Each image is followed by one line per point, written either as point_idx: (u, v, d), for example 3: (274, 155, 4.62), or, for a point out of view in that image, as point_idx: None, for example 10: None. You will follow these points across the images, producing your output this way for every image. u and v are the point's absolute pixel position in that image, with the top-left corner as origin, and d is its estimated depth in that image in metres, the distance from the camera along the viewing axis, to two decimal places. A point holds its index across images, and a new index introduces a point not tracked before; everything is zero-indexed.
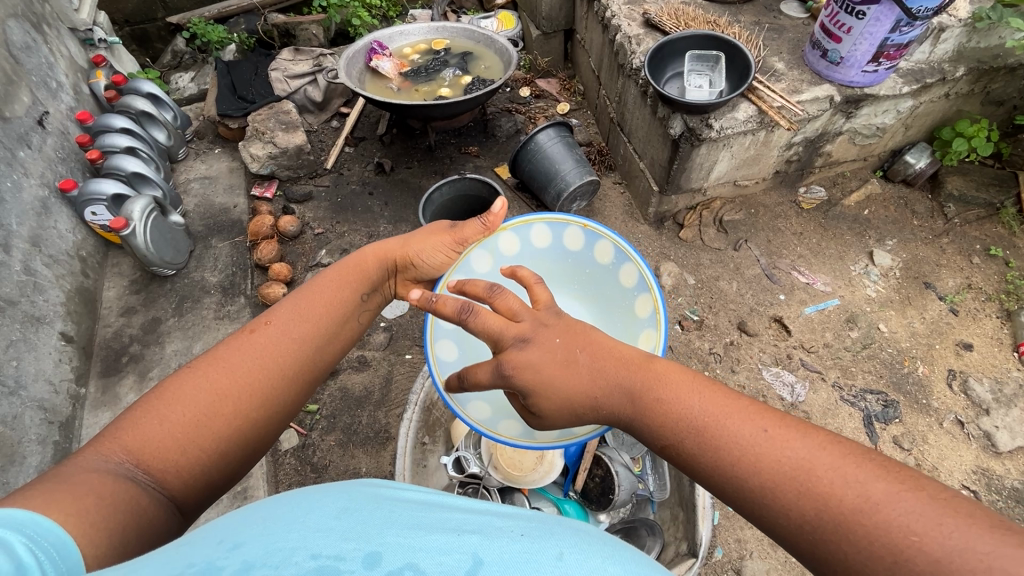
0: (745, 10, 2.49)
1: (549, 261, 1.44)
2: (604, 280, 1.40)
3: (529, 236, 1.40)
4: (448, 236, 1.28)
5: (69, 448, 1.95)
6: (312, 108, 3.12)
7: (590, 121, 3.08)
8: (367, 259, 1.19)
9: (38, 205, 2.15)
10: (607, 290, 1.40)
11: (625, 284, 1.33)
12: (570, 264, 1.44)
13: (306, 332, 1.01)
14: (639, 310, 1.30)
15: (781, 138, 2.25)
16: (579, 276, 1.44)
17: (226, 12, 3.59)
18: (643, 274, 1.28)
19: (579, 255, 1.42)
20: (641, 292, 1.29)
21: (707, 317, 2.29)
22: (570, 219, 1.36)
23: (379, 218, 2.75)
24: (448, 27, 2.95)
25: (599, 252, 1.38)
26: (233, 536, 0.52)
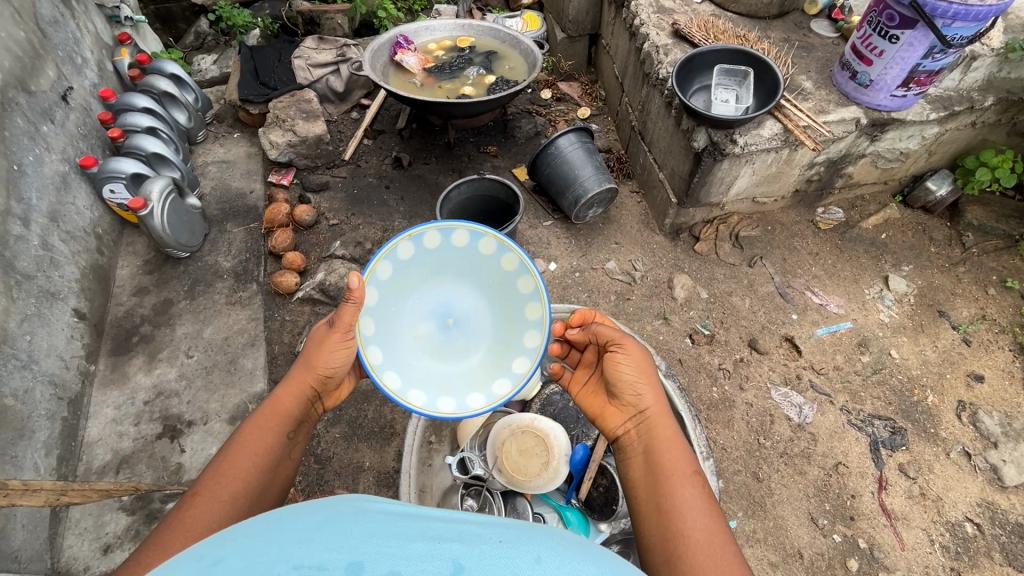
0: (774, 26, 2.48)
1: (405, 285, 1.43)
2: (458, 257, 1.46)
3: (382, 276, 1.37)
4: (337, 333, 1.23)
5: (77, 424, 1.96)
6: (333, 98, 3.12)
7: (610, 127, 3.07)
8: (282, 399, 1.21)
9: (58, 180, 2.15)
10: (466, 261, 1.46)
11: (471, 243, 1.42)
12: (420, 271, 1.44)
13: (237, 489, 1.04)
14: (498, 256, 1.42)
15: (804, 157, 2.24)
16: (431, 274, 1.47)
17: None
18: (477, 228, 1.39)
19: (414, 261, 1.42)
20: (486, 239, 1.41)
21: (718, 332, 2.28)
22: (396, 240, 1.36)
23: (395, 212, 2.75)
24: (474, 25, 2.94)
25: (428, 241, 1.40)
26: (213, 552, 0.51)
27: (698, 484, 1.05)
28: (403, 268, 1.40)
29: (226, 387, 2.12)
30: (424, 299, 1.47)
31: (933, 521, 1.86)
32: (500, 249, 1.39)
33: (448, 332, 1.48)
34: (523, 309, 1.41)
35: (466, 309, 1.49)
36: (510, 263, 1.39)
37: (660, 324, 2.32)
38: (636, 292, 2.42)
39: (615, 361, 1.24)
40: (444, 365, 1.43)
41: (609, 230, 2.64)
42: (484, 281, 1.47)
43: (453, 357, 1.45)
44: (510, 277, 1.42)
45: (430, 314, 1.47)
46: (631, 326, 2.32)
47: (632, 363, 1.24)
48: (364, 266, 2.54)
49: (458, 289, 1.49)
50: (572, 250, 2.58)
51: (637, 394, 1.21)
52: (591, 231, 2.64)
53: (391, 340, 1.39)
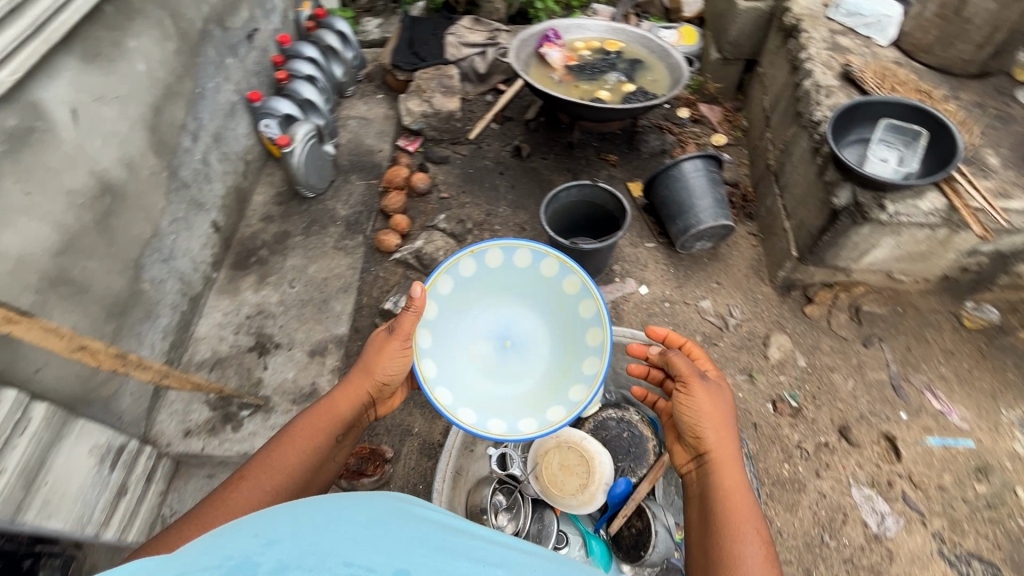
0: (969, 86, 2.16)
1: (465, 303, 1.49)
2: (517, 279, 1.50)
3: (442, 292, 1.42)
4: (393, 341, 1.25)
5: (191, 320, 2.24)
6: (473, 78, 3.23)
7: (743, 161, 2.88)
8: (339, 402, 1.24)
9: (228, 107, 2.44)
10: (524, 283, 1.50)
11: (532, 263, 1.47)
12: (480, 289, 1.50)
13: (278, 485, 1.10)
14: (559, 278, 1.45)
15: (965, 242, 1.94)
16: (491, 293, 1.51)
17: None
18: (538, 248, 1.43)
19: (475, 278, 1.48)
20: (547, 260, 1.45)
21: (807, 407, 2.07)
22: (457, 255, 1.41)
23: (502, 199, 2.80)
24: (627, 30, 2.88)
25: (489, 259, 1.46)
26: (267, 532, 0.56)
27: (759, 547, 1.00)
28: (465, 285, 1.46)
29: (314, 322, 2.30)
30: (482, 318, 1.51)
31: None
32: (561, 270, 1.43)
33: (505, 353, 1.51)
34: (582, 332, 1.41)
35: (524, 331, 1.52)
36: (570, 285, 1.42)
37: (743, 380, 2.15)
38: (726, 340, 2.26)
39: (682, 403, 1.20)
40: (499, 386, 1.45)
41: (713, 267, 2.48)
42: (543, 305, 1.49)
43: (508, 378, 1.47)
44: (569, 300, 1.44)
45: (489, 333, 1.51)
46: None
47: (698, 406, 1.18)
48: (461, 244, 2.63)
49: (516, 309, 1.52)
50: (668, 279, 2.47)
51: (699, 438, 1.17)
52: (693, 265, 2.51)
53: (447, 355, 1.42)
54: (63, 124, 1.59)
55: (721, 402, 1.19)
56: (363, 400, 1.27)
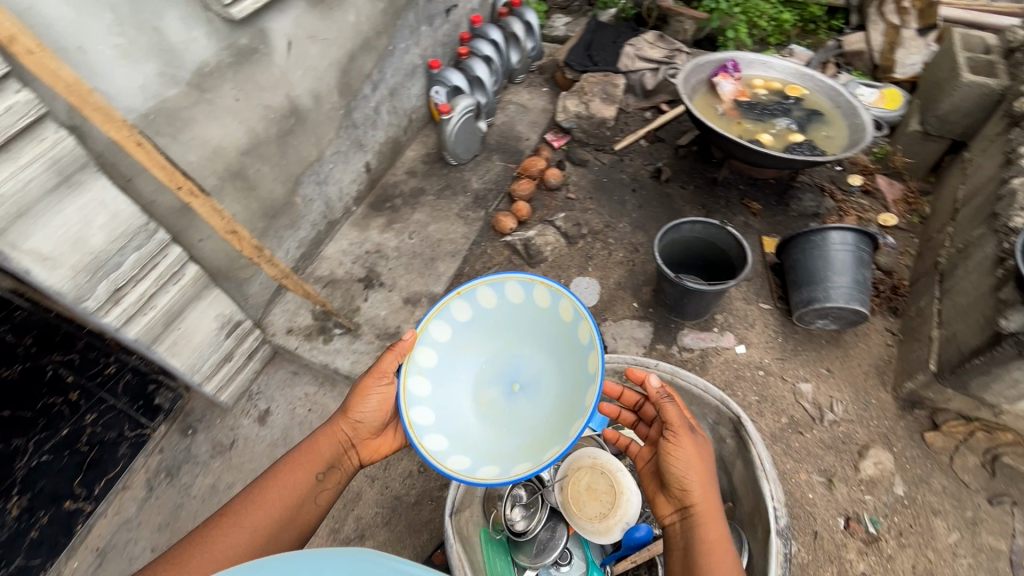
0: None
1: (462, 349, 1.39)
2: (519, 315, 1.39)
3: (434, 337, 1.34)
4: (367, 380, 1.32)
5: (323, 240, 2.56)
6: (638, 92, 3.21)
7: (909, 250, 2.52)
8: (319, 443, 1.33)
9: (410, 68, 2.72)
10: (524, 317, 1.39)
11: (528, 295, 1.36)
12: (476, 333, 1.40)
13: (259, 522, 1.19)
14: (554, 306, 1.34)
15: None
16: (490, 336, 1.41)
17: None
18: (525, 278, 1.33)
19: (474, 320, 1.39)
20: (540, 290, 1.35)
21: (887, 540, 1.78)
22: (446, 297, 1.33)
23: (625, 216, 2.77)
24: (817, 78, 2.65)
25: (481, 300, 1.37)
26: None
27: None
28: (461, 331, 1.38)
29: (417, 275, 2.50)
30: (483, 363, 1.41)
31: None
32: (553, 296, 1.31)
33: (511, 397, 1.37)
34: (585, 360, 1.26)
35: (531, 372, 1.39)
36: (565, 310, 1.30)
37: (818, 482, 1.91)
38: (815, 433, 2.02)
39: (670, 454, 1.19)
40: (503, 434, 1.30)
41: (829, 353, 2.22)
42: (549, 340, 1.37)
43: (514, 426, 1.32)
44: (571, 328, 1.31)
45: (495, 379, 1.39)
46: (784, 460, 1.97)
47: (685, 457, 1.18)
48: (571, 246, 2.66)
49: (519, 349, 1.41)
50: (771, 348, 2.26)
51: (685, 490, 1.17)
52: (806, 342, 2.27)
53: (445, 402, 1.32)
54: (278, 51, 1.91)
55: (704, 450, 1.20)
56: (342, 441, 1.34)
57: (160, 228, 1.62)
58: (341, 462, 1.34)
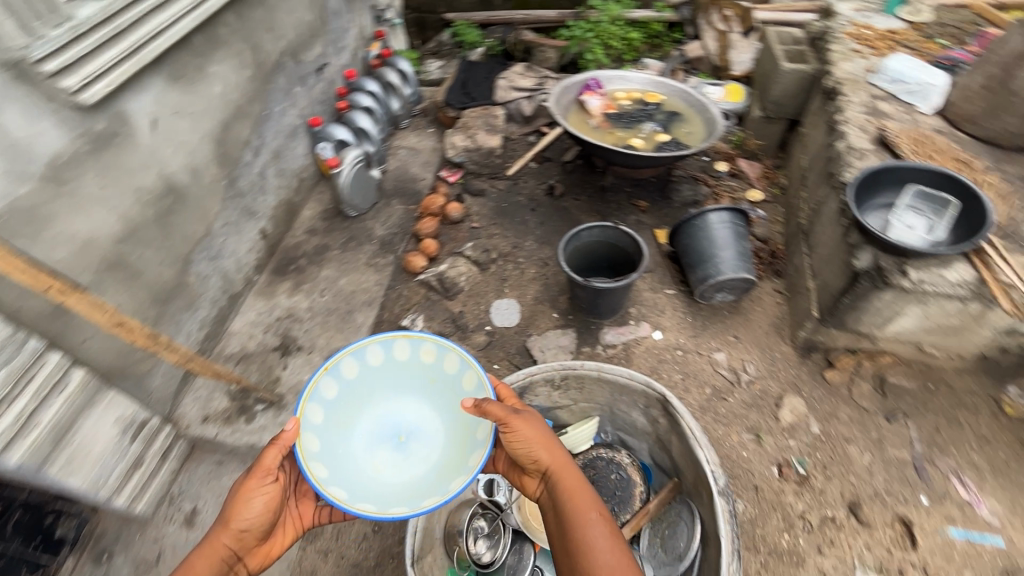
0: (1017, 160, 2.08)
1: (340, 421, 1.47)
2: (383, 373, 1.52)
3: (311, 423, 1.37)
4: (253, 477, 1.22)
5: (228, 315, 2.44)
6: (519, 119, 3.35)
7: (777, 218, 2.84)
8: (194, 566, 1.13)
9: (290, 129, 2.71)
10: (389, 371, 1.53)
11: (388, 354, 1.50)
12: (350, 403, 1.48)
13: None
14: (412, 354, 1.52)
15: (999, 321, 1.83)
16: (363, 402, 1.51)
17: (490, 21, 4.20)
18: (384, 338, 1.47)
19: (342, 393, 1.46)
20: (397, 344, 1.50)
21: (816, 477, 1.96)
22: (313, 382, 1.38)
23: (530, 234, 2.89)
24: (669, 84, 2.97)
25: (344, 373, 1.45)
26: None
27: (604, 522, 1.17)
28: (334, 407, 1.44)
29: (335, 331, 2.44)
30: (365, 428, 1.51)
31: None
32: (412, 345, 1.50)
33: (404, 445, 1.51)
34: (457, 387, 1.47)
35: (412, 419, 1.54)
36: (428, 353, 1.49)
37: (749, 439, 2.07)
38: (737, 396, 2.19)
39: (510, 440, 1.27)
40: (412, 474, 1.45)
41: (733, 321, 2.43)
42: (417, 383, 1.55)
43: (418, 466, 1.47)
44: (434, 366, 1.51)
45: (382, 437, 1.51)
46: (716, 428, 2.11)
47: (522, 436, 1.26)
48: (484, 272, 2.73)
49: (394, 403, 1.55)
50: (683, 328, 2.44)
51: (536, 462, 1.27)
52: (712, 316, 2.47)
53: (346, 474, 1.38)
54: (141, 130, 1.84)
55: (533, 420, 1.30)
56: (225, 559, 1.17)
57: (30, 335, 1.51)
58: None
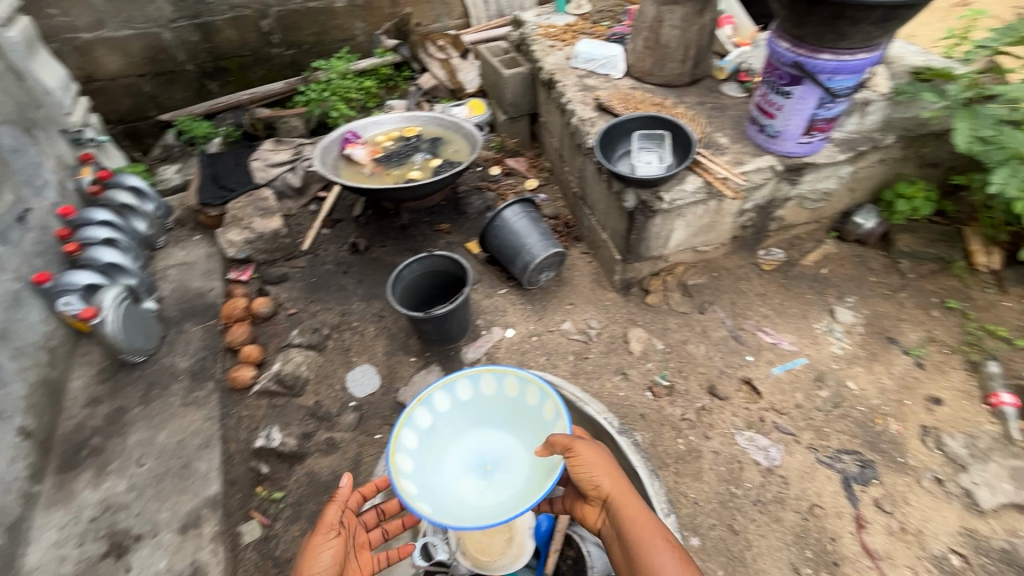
0: (689, 92, 2.72)
1: (432, 455, 1.46)
2: (538, 417, 1.48)
3: (409, 446, 1.39)
4: (315, 534, 1.28)
5: (14, 552, 1.85)
6: (291, 193, 3.25)
7: (557, 195, 3.24)
8: None
9: (9, 298, 2.18)
10: (529, 414, 1.49)
11: (480, 387, 1.53)
12: (443, 433, 1.49)
13: None
14: (500, 389, 1.53)
15: (731, 207, 2.38)
16: (455, 434, 1.52)
17: (215, 109, 3.94)
18: (472, 371, 1.51)
19: (435, 425, 1.48)
20: (483, 377, 1.52)
21: (677, 382, 2.28)
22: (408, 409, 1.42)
23: (354, 295, 2.80)
24: (419, 115, 3.15)
25: (438, 406, 1.48)
26: None
27: (669, 548, 1.20)
28: (428, 435, 1.45)
29: (178, 493, 2.03)
30: (452, 460, 1.48)
31: (919, 558, 1.80)
32: (500, 377, 1.51)
33: (491, 474, 1.45)
34: (541, 413, 1.45)
35: (498, 451, 1.50)
36: (513, 383, 1.49)
37: (620, 380, 2.32)
38: (594, 350, 2.44)
39: (576, 471, 1.28)
40: (505, 497, 1.36)
41: (564, 291, 2.70)
42: (505, 419, 1.53)
43: (508, 490, 1.38)
44: (519, 398, 1.50)
45: (466, 468, 1.46)
46: (591, 385, 2.32)
47: (587, 466, 1.27)
48: (323, 351, 2.55)
49: (472, 437, 1.52)
50: (528, 315, 2.63)
51: (599, 488, 1.28)
52: (546, 295, 2.71)
53: (439, 496, 1.35)
54: None
55: (594, 458, 1.28)
56: None
57: None
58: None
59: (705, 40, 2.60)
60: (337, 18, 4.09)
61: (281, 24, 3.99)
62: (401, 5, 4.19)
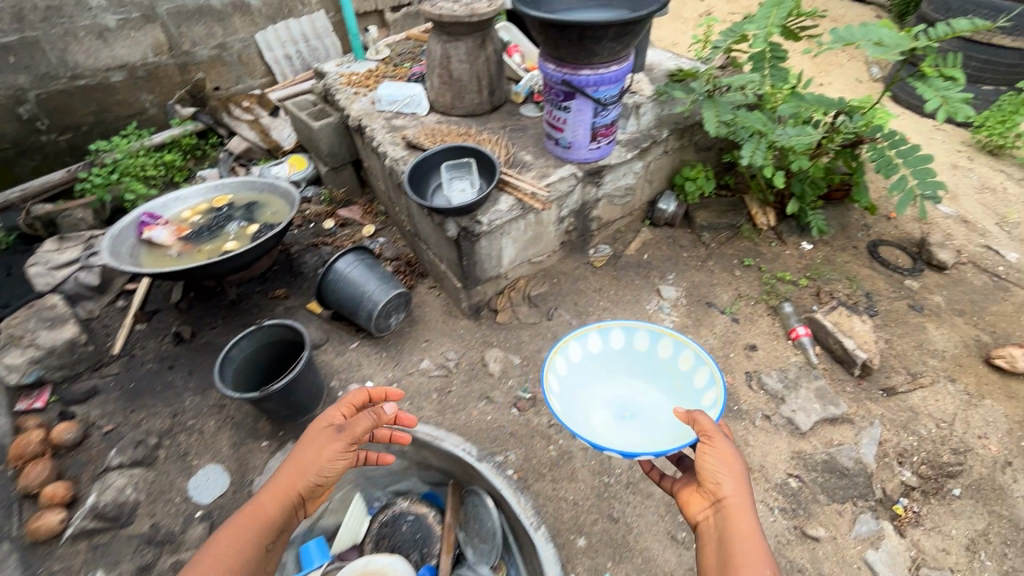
0: (492, 118, 2.87)
1: (567, 393, 2.04)
2: (684, 379, 2.01)
3: (570, 353, 2.08)
4: (343, 439, 1.54)
5: None
6: (88, 294, 2.82)
7: (396, 236, 3.21)
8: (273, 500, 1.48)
9: None
10: (676, 377, 2.04)
11: (631, 340, 2.13)
12: (576, 380, 2.07)
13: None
14: (672, 355, 2.06)
15: (550, 216, 2.53)
16: (608, 375, 2.14)
17: None
18: (653, 332, 2.08)
19: (601, 353, 2.13)
20: (662, 342, 2.07)
21: (539, 391, 2.35)
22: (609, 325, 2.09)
23: (185, 390, 2.48)
24: (227, 182, 2.93)
25: (591, 345, 2.12)
26: None
27: (766, 565, 1.25)
28: (582, 363, 2.10)
29: None
30: (609, 394, 2.10)
31: (766, 490, 2.03)
32: (652, 337, 2.09)
33: (620, 417, 2.02)
34: (696, 387, 1.94)
35: (636, 400, 2.09)
36: (667, 345, 2.06)
37: (485, 405, 2.32)
38: (456, 381, 2.42)
39: (702, 457, 1.42)
40: (634, 439, 1.91)
41: (418, 330, 2.66)
42: (662, 378, 2.08)
43: (643, 432, 1.95)
44: (683, 370, 2.02)
45: (609, 404, 2.07)
46: (458, 418, 2.29)
47: (716, 459, 1.40)
48: (155, 464, 2.22)
49: (625, 386, 2.11)
50: (385, 363, 2.54)
51: (718, 483, 1.39)
52: (401, 338, 2.64)
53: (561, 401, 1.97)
54: None
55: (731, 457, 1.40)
56: (298, 495, 1.51)
57: None
58: (290, 518, 1.52)
59: (494, 70, 2.78)
60: (116, 93, 3.71)
61: (45, 107, 3.51)
62: (192, 71, 3.92)
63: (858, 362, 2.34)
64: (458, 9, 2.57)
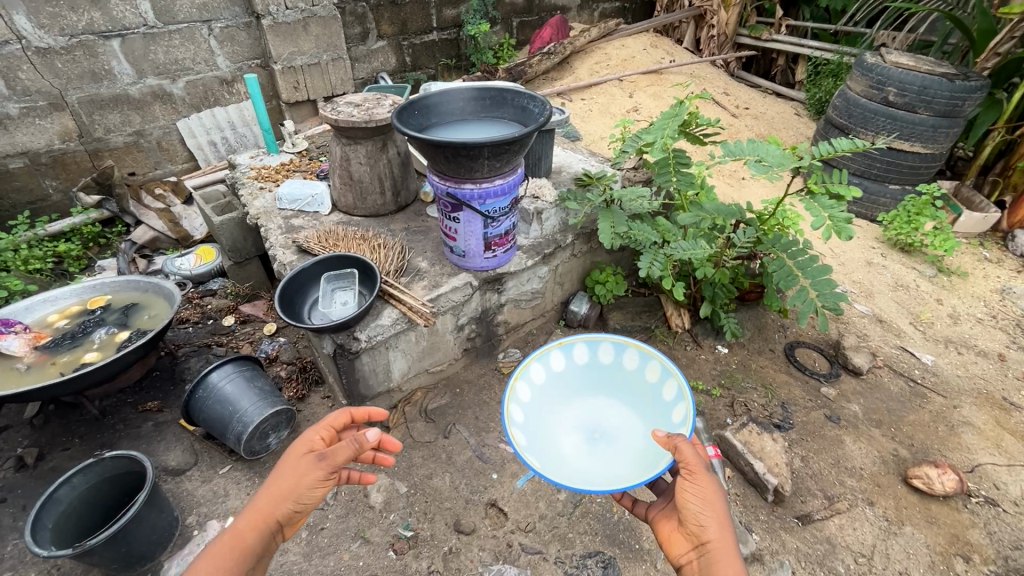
0: (397, 218, 2.78)
1: (534, 418, 1.99)
2: (650, 391, 2.00)
3: (535, 374, 2.04)
4: (321, 468, 1.71)
5: None
6: None
7: (298, 336, 3.01)
8: (254, 526, 1.69)
9: None
10: (643, 391, 2.03)
11: (595, 354, 2.11)
12: (542, 403, 2.02)
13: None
14: (640, 367, 2.04)
15: (445, 326, 2.38)
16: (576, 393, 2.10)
17: None
18: (619, 344, 2.06)
19: (567, 371, 2.10)
20: (626, 352, 2.06)
21: (422, 528, 2.08)
22: (574, 341, 2.07)
23: (12, 531, 2.13)
24: (106, 282, 2.71)
25: (554, 366, 2.08)
26: None
27: None
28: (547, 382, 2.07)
29: None
30: (575, 415, 2.06)
31: None
32: (616, 350, 2.08)
33: (594, 437, 1.98)
34: (667, 399, 1.92)
35: (605, 418, 2.05)
36: (630, 359, 2.04)
37: (359, 546, 2.04)
38: (331, 515, 2.14)
39: (686, 490, 1.46)
40: (609, 459, 1.89)
41: None
42: (630, 393, 2.06)
43: (616, 451, 1.92)
44: (652, 383, 2.00)
45: (579, 427, 2.03)
46: (325, 565, 1.99)
47: (698, 494, 1.44)
48: None
49: (597, 406, 2.08)
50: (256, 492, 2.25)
51: (701, 519, 1.43)
52: (280, 459, 2.38)
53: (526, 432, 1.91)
54: None
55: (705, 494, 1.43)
56: (275, 521, 1.71)
57: None
58: (270, 537, 1.71)
59: (398, 172, 2.73)
60: (15, 179, 3.53)
61: None
62: (104, 157, 3.79)
63: (769, 487, 2.18)
64: (356, 114, 2.53)
